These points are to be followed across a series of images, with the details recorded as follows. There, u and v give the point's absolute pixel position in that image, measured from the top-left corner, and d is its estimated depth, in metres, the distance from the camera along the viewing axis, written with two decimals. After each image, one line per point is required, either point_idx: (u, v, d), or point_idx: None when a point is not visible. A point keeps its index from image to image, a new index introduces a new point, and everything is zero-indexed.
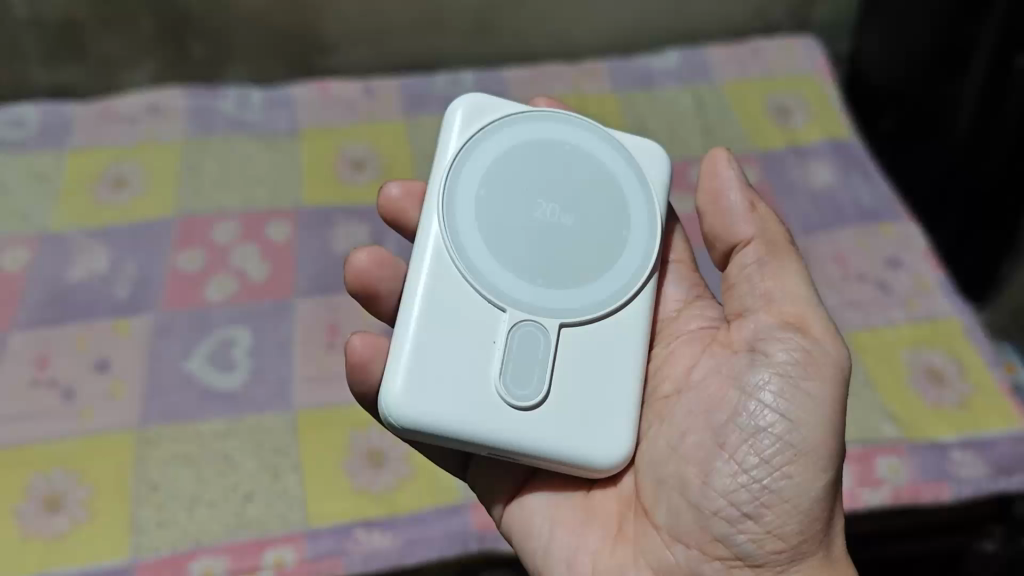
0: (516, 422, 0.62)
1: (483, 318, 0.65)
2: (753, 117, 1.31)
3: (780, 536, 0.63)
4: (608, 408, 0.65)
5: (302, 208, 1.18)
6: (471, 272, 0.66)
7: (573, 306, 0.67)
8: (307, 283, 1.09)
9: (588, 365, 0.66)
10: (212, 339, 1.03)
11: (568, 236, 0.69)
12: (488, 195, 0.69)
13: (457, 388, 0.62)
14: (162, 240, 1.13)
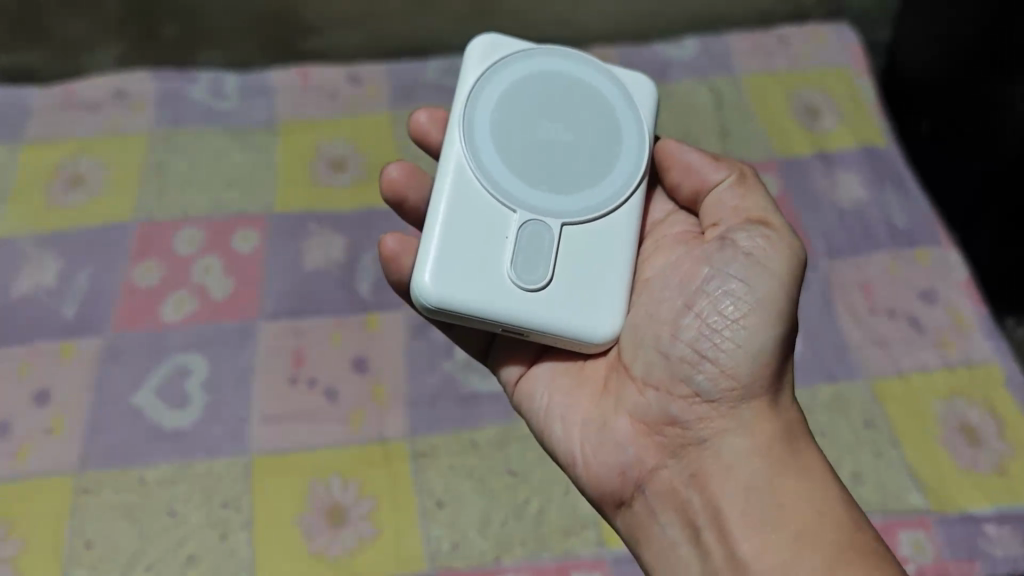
0: (516, 299, 0.63)
1: (496, 211, 0.66)
2: (776, 115, 1.17)
3: (734, 375, 0.61)
4: (603, 289, 0.65)
5: (273, 215, 1.07)
6: (486, 178, 0.66)
7: (576, 208, 0.67)
8: (273, 301, 0.99)
9: (584, 252, 0.66)
10: (166, 367, 0.93)
11: (574, 153, 0.69)
12: (505, 115, 0.69)
13: (472, 269, 0.63)
14: (119, 249, 1.03)
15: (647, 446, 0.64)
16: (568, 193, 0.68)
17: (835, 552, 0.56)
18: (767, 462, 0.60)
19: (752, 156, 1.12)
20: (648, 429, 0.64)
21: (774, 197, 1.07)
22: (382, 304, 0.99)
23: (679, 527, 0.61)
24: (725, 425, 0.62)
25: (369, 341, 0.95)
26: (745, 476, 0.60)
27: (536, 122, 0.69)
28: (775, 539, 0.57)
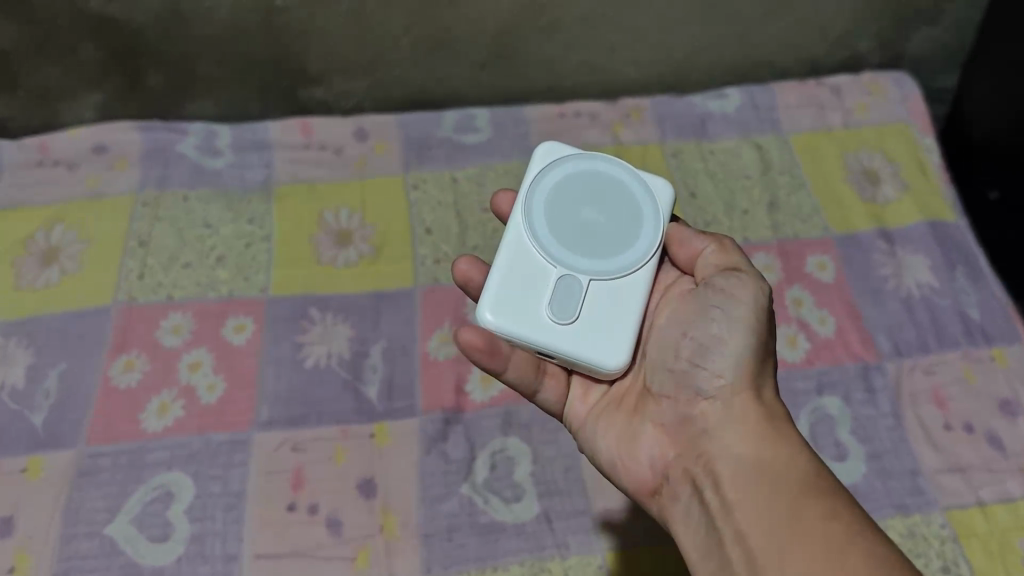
0: (552, 336, 0.63)
1: (537, 263, 0.65)
2: (830, 181, 1.05)
3: (719, 374, 0.60)
4: (620, 331, 0.64)
5: (269, 299, 0.95)
6: (535, 237, 0.66)
7: (606, 268, 0.65)
8: (269, 406, 0.87)
9: (609, 299, 0.65)
10: (146, 490, 0.82)
11: (611, 231, 0.66)
12: (559, 198, 0.67)
13: (510, 301, 0.64)
14: (94, 340, 0.91)
15: (663, 445, 0.62)
16: (609, 249, 0.66)
17: (814, 486, 0.53)
18: (759, 431, 0.58)
19: (805, 232, 1.01)
20: (669, 435, 0.62)
21: (831, 283, 0.96)
22: (391, 411, 0.87)
23: (690, 504, 0.58)
24: (717, 411, 0.60)
25: (376, 459, 0.84)
26: (734, 445, 0.58)
27: (579, 194, 0.68)
28: (761, 485, 0.54)
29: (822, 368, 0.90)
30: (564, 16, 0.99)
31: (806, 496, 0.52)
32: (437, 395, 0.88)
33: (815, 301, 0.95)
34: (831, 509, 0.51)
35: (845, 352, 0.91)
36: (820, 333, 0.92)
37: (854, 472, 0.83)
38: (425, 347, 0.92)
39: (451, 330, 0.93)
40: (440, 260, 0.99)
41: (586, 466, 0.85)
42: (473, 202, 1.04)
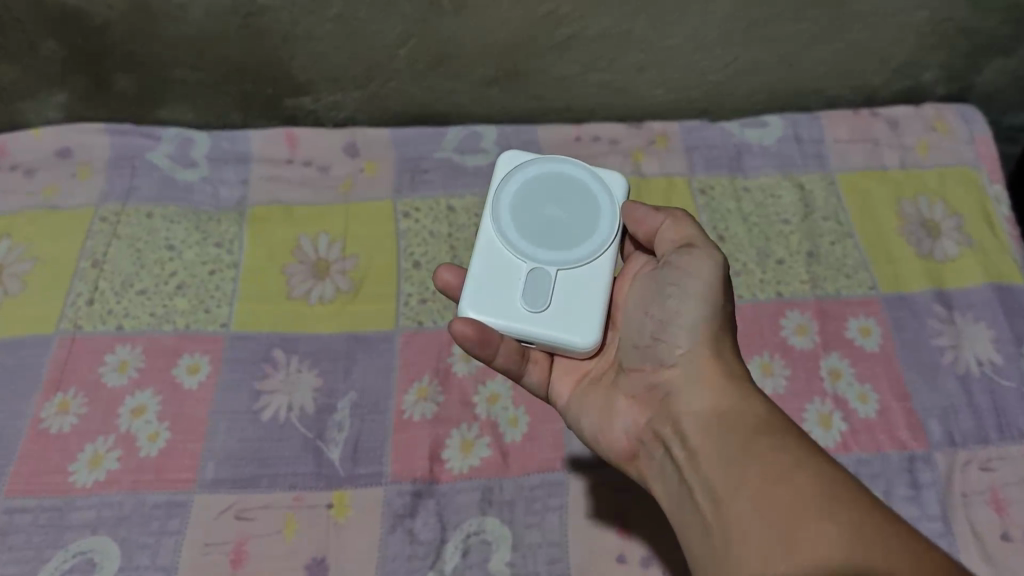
0: (530, 326, 0.60)
1: (506, 257, 0.62)
2: (881, 229, 0.92)
3: (680, 344, 0.57)
4: (590, 312, 0.61)
5: (231, 336, 0.84)
6: (501, 231, 0.63)
7: (574, 254, 0.62)
8: (216, 463, 0.76)
9: (578, 282, 0.62)
10: (64, 557, 0.71)
11: (573, 223, 0.63)
12: (522, 194, 0.64)
13: (486, 294, 0.61)
14: (29, 374, 0.81)
15: (635, 412, 0.58)
16: (579, 236, 0.63)
17: (773, 437, 0.49)
18: (720, 385, 0.54)
19: (849, 289, 0.87)
20: (643, 407, 0.58)
21: (875, 352, 0.83)
22: (354, 477, 0.76)
23: (662, 462, 0.55)
24: (679, 370, 0.56)
25: (331, 535, 0.73)
26: (695, 402, 0.54)
27: (542, 190, 0.65)
28: (722, 439, 0.51)
29: (860, 456, 0.77)
30: (582, 31, 0.87)
31: (765, 445, 0.49)
32: (408, 462, 0.77)
33: (854, 373, 0.82)
34: (791, 456, 0.47)
35: (888, 438, 0.78)
36: (859, 412, 0.79)
37: None
38: (401, 402, 0.80)
39: (431, 384, 0.81)
40: (427, 300, 0.87)
41: (572, 557, 0.72)
42: (470, 234, 0.92)
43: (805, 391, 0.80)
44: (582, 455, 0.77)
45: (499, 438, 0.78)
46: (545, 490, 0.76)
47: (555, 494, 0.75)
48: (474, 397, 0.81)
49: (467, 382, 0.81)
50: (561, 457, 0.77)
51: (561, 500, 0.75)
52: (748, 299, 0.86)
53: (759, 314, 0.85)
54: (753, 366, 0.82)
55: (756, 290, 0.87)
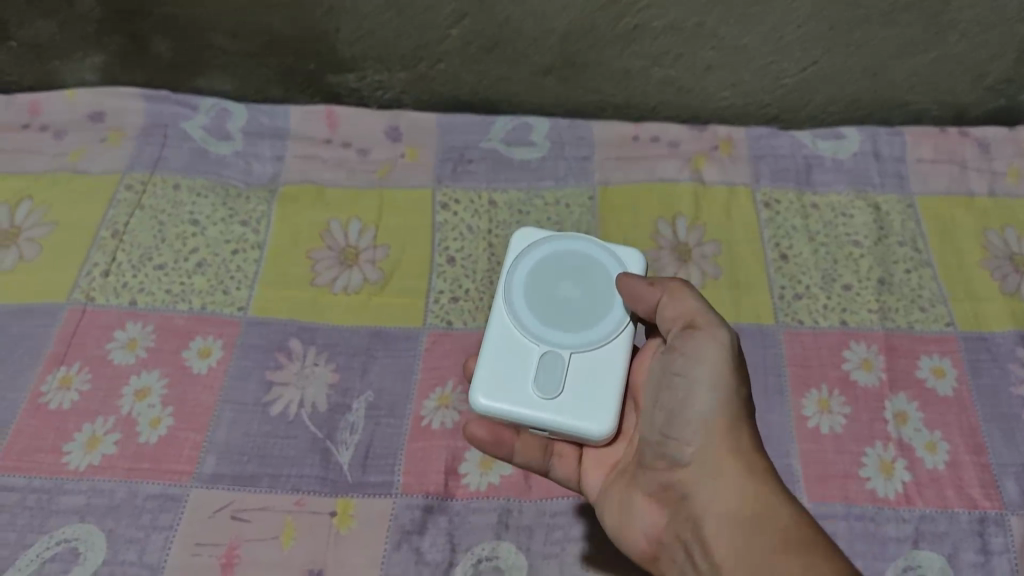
0: (542, 410, 0.56)
1: (519, 340, 0.59)
2: (963, 260, 0.83)
3: (690, 441, 0.51)
4: (604, 393, 0.56)
5: (247, 322, 0.78)
6: (514, 314, 0.59)
7: (590, 336, 0.58)
8: (217, 456, 0.71)
9: (593, 364, 0.58)
10: (46, 545, 0.66)
11: (588, 305, 0.59)
12: (536, 275, 0.61)
13: (497, 378, 0.57)
14: (34, 345, 0.76)
15: (654, 513, 0.54)
16: (594, 315, 0.59)
17: (802, 545, 0.45)
18: (739, 481, 0.49)
19: (923, 323, 0.79)
20: (663, 507, 0.53)
21: (948, 397, 0.75)
22: (362, 485, 0.70)
23: (685, 566, 0.51)
24: (693, 466, 0.51)
25: (331, 546, 0.67)
26: (714, 501, 0.49)
27: (558, 270, 0.61)
28: (749, 546, 0.47)
29: (923, 512, 0.69)
30: (650, 22, 0.80)
31: (767, 526, 0.47)
32: (421, 474, 0.71)
33: (922, 417, 0.73)
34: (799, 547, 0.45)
35: (956, 494, 0.70)
36: (925, 463, 0.71)
37: None
38: (420, 407, 0.74)
39: (455, 391, 0.75)
40: (459, 299, 0.81)
41: None
42: (510, 232, 0.86)
43: (865, 434, 0.72)
44: None
45: None
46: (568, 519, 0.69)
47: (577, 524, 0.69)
48: None
49: None
50: None
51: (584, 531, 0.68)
52: (808, 326, 0.79)
53: (820, 344, 0.77)
54: (809, 401, 0.74)
55: (818, 317, 0.79)
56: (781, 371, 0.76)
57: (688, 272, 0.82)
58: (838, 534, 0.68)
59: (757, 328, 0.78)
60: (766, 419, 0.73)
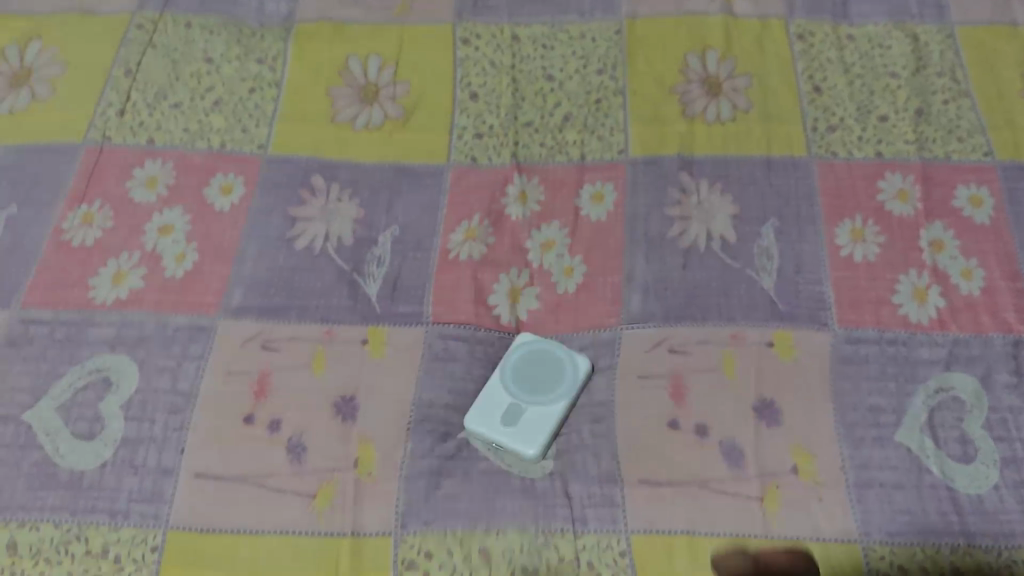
0: (486, 428, 0.63)
1: (494, 392, 0.65)
2: (1003, 90, 0.80)
3: None
4: (543, 433, 0.63)
5: (267, 160, 0.77)
6: (496, 376, 0.66)
7: (545, 403, 0.64)
8: (244, 289, 0.71)
9: (542, 416, 0.64)
10: (78, 375, 0.67)
11: (551, 382, 0.65)
12: (521, 358, 0.67)
13: (474, 413, 0.64)
14: (54, 185, 0.76)
15: None
16: (548, 385, 0.65)
17: None
18: None
19: (961, 151, 0.77)
20: None
21: (985, 225, 0.73)
22: (390, 315, 0.70)
23: None
24: None
25: (362, 374, 0.67)
26: None
27: (537, 356, 0.67)
28: None
29: (957, 337, 0.68)
30: None
31: None
32: (450, 305, 0.70)
33: (958, 245, 0.72)
34: None
35: (991, 319, 0.69)
36: (960, 290, 0.70)
37: (981, 481, 0.62)
38: (447, 240, 0.73)
39: (481, 225, 0.74)
40: (483, 136, 0.79)
41: (623, 418, 0.65)
42: (535, 67, 0.84)
43: (900, 261, 0.71)
44: (642, 313, 0.70)
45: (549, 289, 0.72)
46: (597, 349, 0.69)
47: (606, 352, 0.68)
48: (527, 243, 0.74)
49: (520, 226, 0.74)
50: (617, 313, 0.70)
51: (612, 359, 0.68)
52: (843, 158, 0.77)
53: (853, 175, 0.76)
54: (843, 231, 0.73)
55: (853, 149, 0.77)
56: (814, 202, 0.75)
57: (718, 106, 0.80)
58: (870, 358, 0.67)
59: (789, 161, 0.77)
60: (798, 248, 0.72)
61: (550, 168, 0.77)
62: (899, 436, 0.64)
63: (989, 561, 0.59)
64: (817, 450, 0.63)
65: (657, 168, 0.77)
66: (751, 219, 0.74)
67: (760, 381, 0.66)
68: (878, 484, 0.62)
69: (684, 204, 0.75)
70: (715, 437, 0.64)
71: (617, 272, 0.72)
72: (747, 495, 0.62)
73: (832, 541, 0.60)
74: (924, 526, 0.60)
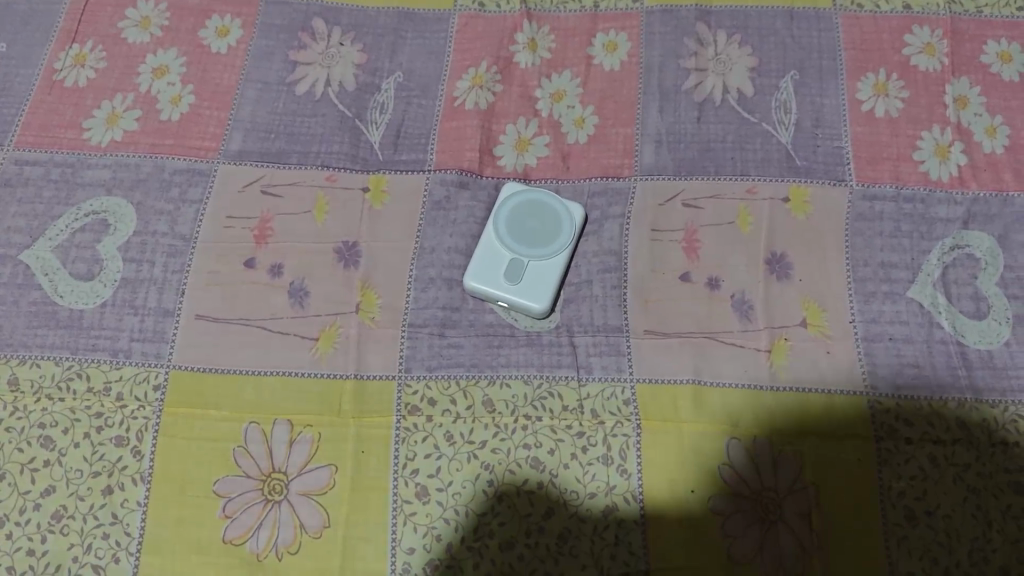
0: (492, 286, 0.62)
1: (493, 247, 0.63)
2: None
3: None
4: (549, 283, 0.62)
5: (266, 2, 0.74)
6: (492, 235, 0.63)
7: (545, 252, 0.62)
8: (243, 133, 0.69)
9: (545, 268, 0.62)
10: (75, 217, 0.65)
11: (547, 235, 0.63)
12: (514, 211, 0.64)
13: (476, 270, 0.62)
14: (45, 23, 0.73)
15: None
16: (547, 235, 0.63)
17: None
18: None
19: (992, 6, 0.73)
20: None
21: (1014, 82, 0.70)
22: (393, 162, 0.68)
23: None
24: None
25: (365, 220, 0.65)
26: None
27: (531, 207, 0.64)
28: None
29: (976, 195, 0.66)
30: None
31: None
32: (455, 153, 0.68)
33: (984, 102, 0.69)
34: None
35: (1014, 178, 0.66)
36: (983, 148, 0.68)
37: (992, 337, 0.61)
38: (453, 88, 0.71)
39: (489, 71, 0.71)
40: None
41: (630, 269, 0.64)
42: None
43: (923, 117, 0.69)
44: (653, 165, 0.68)
45: (560, 139, 0.69)
46: (606, 200, 0.67)
47: (616, 204, 0.66)
48: (536, 92, 0.71)
49: (529, 74, 0.72)
50: (630, 164, 0.68)
51: (623, 209, 0.66)
52: (869, 11, 0.73)
53: (878, 28, 0.72)
54: (865, 85, 0.70)
55: (880, 1, 0.74)
56: (836, 55, 0.72)
57: None
58: (886, 214, 0.65)
59: (812, 13, 0.73)
60: (817, 102, 0.70)
61: (562, 16, 0.74)
62: (911, 292, 0.63)
63: (995, 416, 0.58)
64: (827, 304, 0.62)
65: (674, 18, 0.74)
66: (769, 72, 0.71)
67: (772, 235, 0.65)
68: (887, 338, 0.61)
69: (701, 56, 0.72)
70: (724, 289, 0.63)
71: (629, 123, 0.70)
72: (755, 347, 0.61)
73: (838, 393, 0.60)
74: (931, 381, 0.60)
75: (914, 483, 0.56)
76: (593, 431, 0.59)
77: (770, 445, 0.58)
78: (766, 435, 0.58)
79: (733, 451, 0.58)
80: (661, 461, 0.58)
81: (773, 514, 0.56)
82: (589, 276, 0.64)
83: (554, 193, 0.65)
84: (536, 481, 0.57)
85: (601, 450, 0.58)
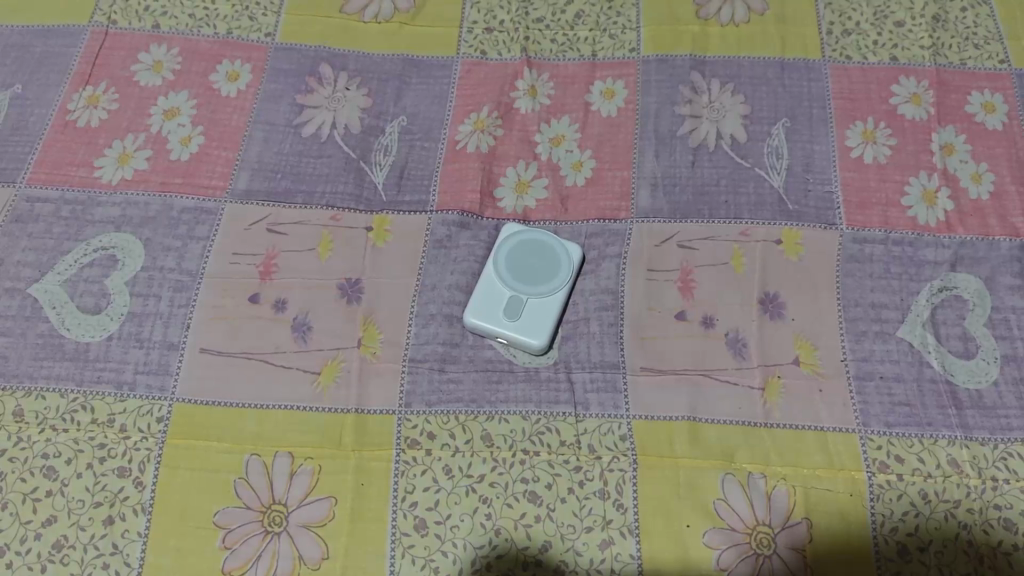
0: (491, 323, 0.63)
1: (493, 285, 0.65)
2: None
3: None
4: (546, 319, 0.63)
5: (275, 47, 0.77)
6: (492, 274, 0.65)
7: (542, 290, 0.64)
8: (251, 173, 0.71)
9: (542, 304, 0.64)
10: (84, 252, 0.67)
11: (544, 273, 0.64)
12: (513, 250, 0.65)
13: (477, 307, 0.64)
14: (58, 65, 0.76)
15: None
16: (546, 273, 0.64)
17: None
18: None
19: (974, 57, 0.76)
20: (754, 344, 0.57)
21: (997, 131, 0.72)
22: (396, 203, 0.70)
23: None
24: None
25: (368, 258, 0.67)
26: None
27: (528, 247, 0.65)
28: None
29: (963, 238, 0.68)
30: None
31: None
32: (456, 194, 0.70)
33: (968, 150, 0.72)
34: None
35: (999, 223, 0.68)
36: (969, 193, 0.70)
37: (981, 377, 0.62)
38: (456, 132, 0.73)
39: (490, 116, 0.74)
40: (493, 30, 0.79)
41: (628, 308, 0.65)
42: None
43: (910, 164, 0.71)
44: (650, 208, 0.69)
45: (559, 181, 0.71)
46: (603, 240, 0.68)
47: (613, 243, 0.68)
48: (536, 136, 0.73)
49: (529, 119, 0.74)
50: (627, 207, 0.70)
51: (622, 249, 0.68)
52: (857, 62, 0.76)
53: (865, 78, 0.75)
54: (854, 133, 0.72)
55: (867, 53, 0.77)
56: (826, 104, 0.74)
57: (733, 7, 0.79)
58: (876, 256, 0.67)
59: (803, 64, 0.76)
60: (808, 148, 0.72)
61: (561, 64, 0.77)
62: (900, 331, 0.64)
63: (985, 454, 0.59)
64: (819, 343, 0.64)
65: (669, 67, 0.76)
66: (762, 119, 0.73)
67: (766, 275, 0.66)
68: (879, 376, 0.63)
69: (695, 103, 0.74)
70: (719, 327, 0.64)
71: (626, 166, 0.72)
72: (749, 385, 0.62)
73: (831, 430, 0.61)
74: (922, 419, 0.61)
75: (906, 519, 0.57)
76: (590, 465, 0.59)
77: (765, 482, 0.59)
78: (761, 470, 0.59)
79: (729, 487, 0.59)
80: (658, 496, 0.58)
81: (768, 549, 0.56)
82: (586, 314, 0.65)
83: (551, 233, 0.66)
84: (534, 515, 0.58)
85: (598, 484, 0.59)
